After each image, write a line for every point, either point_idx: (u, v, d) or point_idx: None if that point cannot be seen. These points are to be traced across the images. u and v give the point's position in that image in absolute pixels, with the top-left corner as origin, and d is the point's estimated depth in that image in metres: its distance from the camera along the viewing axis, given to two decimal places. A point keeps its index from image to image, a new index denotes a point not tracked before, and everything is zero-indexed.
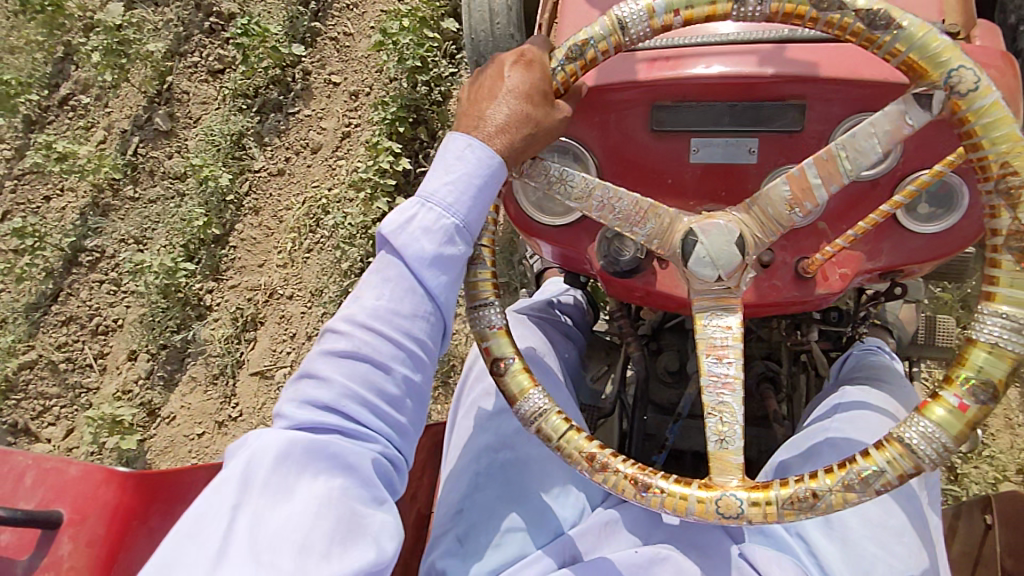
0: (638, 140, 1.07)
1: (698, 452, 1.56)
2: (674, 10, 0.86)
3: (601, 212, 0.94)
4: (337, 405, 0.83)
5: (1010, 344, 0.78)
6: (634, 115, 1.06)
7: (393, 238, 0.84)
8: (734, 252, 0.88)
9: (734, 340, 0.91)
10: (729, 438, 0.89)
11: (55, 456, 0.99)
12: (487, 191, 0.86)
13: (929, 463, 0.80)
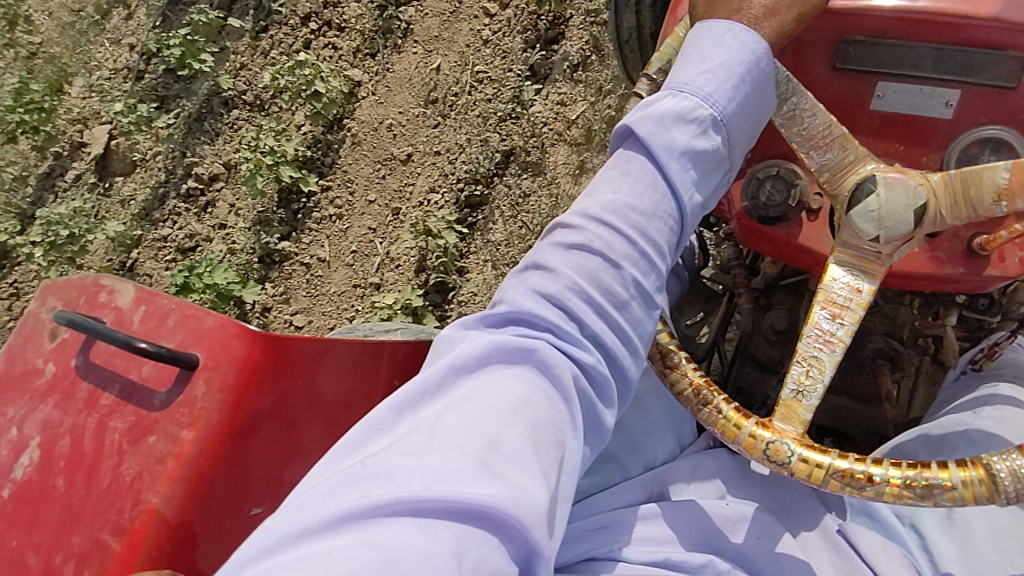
0: (813, 76, 0.96)
1: (790, 416, 1.51)
2: None
3: (785, 121, 0.88)
4: (563, 298, 0.76)
5: None
6: (817, 47, 0.95)
7: (639, 128, 0.79)
8: (909, 219, 0.83)
9: (858, 304, 0.85)
10: (809, 391, 0.83)
11: (197, 304, 0.96)
12: (756, 91, 0.81)
13: (984, 498, 0.74)
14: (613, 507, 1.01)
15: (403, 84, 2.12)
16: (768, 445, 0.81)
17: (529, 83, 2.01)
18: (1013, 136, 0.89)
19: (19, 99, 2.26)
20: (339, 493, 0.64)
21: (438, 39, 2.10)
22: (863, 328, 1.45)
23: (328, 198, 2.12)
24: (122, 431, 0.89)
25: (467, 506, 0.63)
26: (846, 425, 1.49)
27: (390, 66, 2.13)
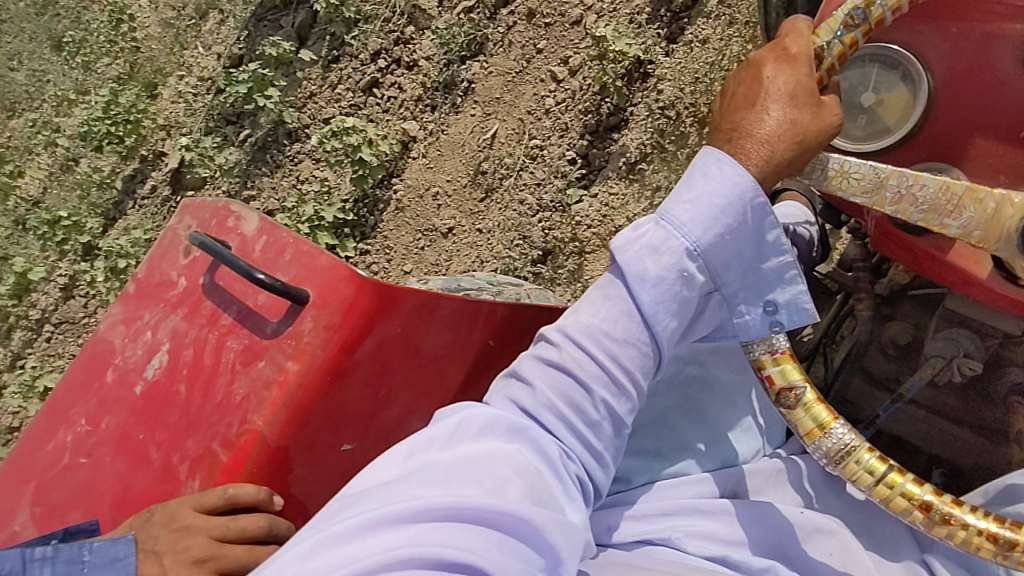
0: (1001, 70, 0.90)
1: (897, 439, 1.40)
2: None
3: (897, 204, 0.81)
4: (536, 414, 0.84)
5: None
6: (1007, 40, 0.90)
7: (619, 256, 0.82)
8: None
9: None
10: None
11: (312, 241, 0.99)
12: (741, 237, 0.82)
13: None
14: (691, 495, 1.02)
15: (455, 150, 2.03)
16: None
17: (575, 185, 1.92)
18: None
19: (109, 112, 2.21)
20: (370, 503, 0.78)
21: (498, 101, 2.01)
22: (1000, 357, 1.32)
23: (365, 262, 2.07)
24: (236, 351, 0.96)
25: (487, 515, 0.77)
26: (961, 459, 1.37)
27: (445, 128, 2.05)
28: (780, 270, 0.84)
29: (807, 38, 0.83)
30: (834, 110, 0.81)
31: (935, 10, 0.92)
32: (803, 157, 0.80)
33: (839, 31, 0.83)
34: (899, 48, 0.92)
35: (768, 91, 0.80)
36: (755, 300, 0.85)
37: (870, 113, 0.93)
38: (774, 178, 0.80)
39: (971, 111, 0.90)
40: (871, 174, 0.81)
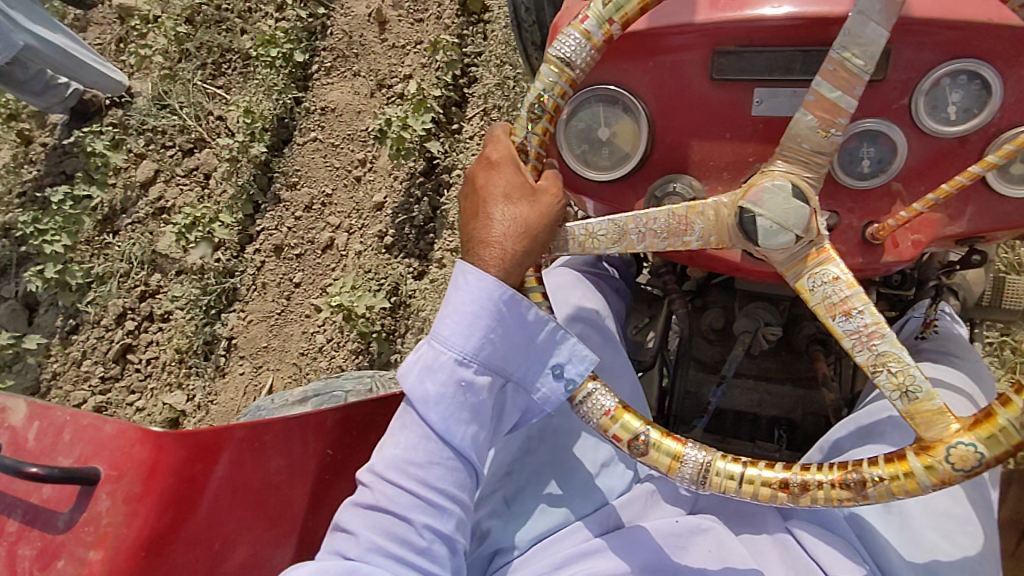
0: (695, 89, 1.00)
1: (739, 412, 1.57)
2: (608, 20, 0.83)
3: (645, 241, 0.85)
4: (361, 563, 0.84)
5: None
6: (693, 61, 0.99)
7: (403, 384, 0.86)
8: (799, 206, 0.78)
9: (851, 288, 0.80)
10: (914, 388, 0.77)
11: (91, 411, 0.90)
12: (506, 328, 0.85)
13: None
14: (571, 545, 1.02)
15: (229, 416, 2.10)
16: (949, 473, 0.74)
17: None
18: (889, 127, 0.88)
19: None
20: None
21: (265, 350, 2.13)
22: (795, 315, 1.49)
23: None
24: (30, 559, 0.83)
25: None
26: (792, 412, 1.55)
27: (214, 396, 2.12)
28: (553, 336, 0.88)
29: (505, 140, 0.87)
30: (551, 191, 0.85)
31: (627, 49, 1.00)
32: (539, 242, 0.83)
33: (529, 126, 0.86)
34: (614, 85, 1.01)
35: (487, 192, 0.84)
36: (543, 372, 0.89)
37: (611, 145, 1.04)
38: (519, 267, 0.84)
39: (683, 130, 1.02)
40: (612, 226, 0.85)
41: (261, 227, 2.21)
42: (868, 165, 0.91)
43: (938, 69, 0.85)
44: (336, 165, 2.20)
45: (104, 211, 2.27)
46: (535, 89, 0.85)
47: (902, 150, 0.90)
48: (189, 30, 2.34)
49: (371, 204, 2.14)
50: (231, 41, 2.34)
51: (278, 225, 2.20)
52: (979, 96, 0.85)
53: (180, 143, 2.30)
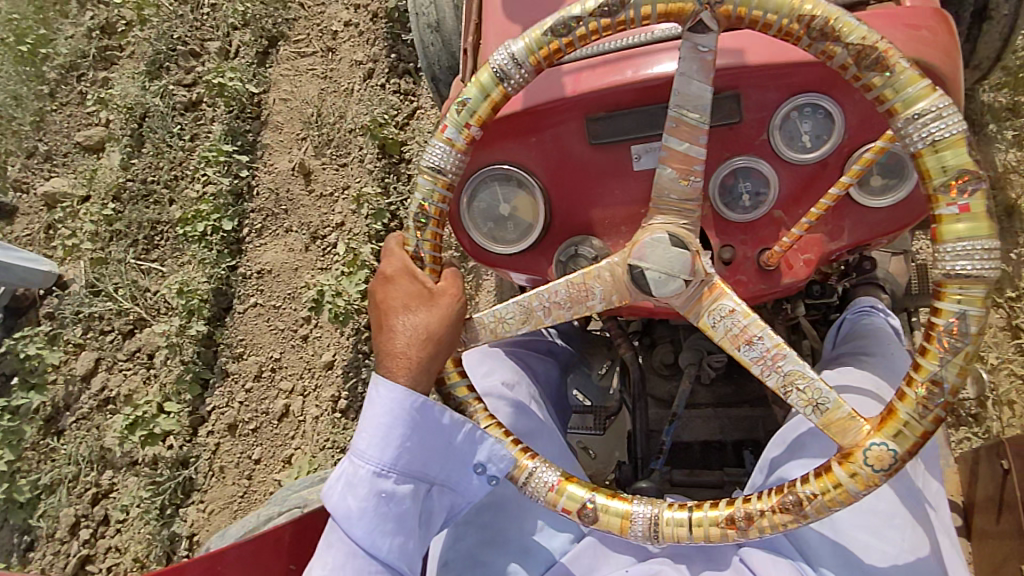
0: (578, 156, 1.06)
1: (704, 441, 1.61)
2: (466, 124, 0.89)
3: (552, 314, 0.91)
4: None
5: (970, 243, 0.70)
6: (570, 131, 1.05)
7: (328, 502, 0.90)
8: (680, 252, 0.83)
9: (747, 317, 0.84)
10: (822, 399, 0.80)
11: None
12: (419, 435, 0.89)
13: (992, 274, 0.70)
14: None
15: None
16: (870, 478, 0.77)
17: None
18: (754, 162, 0.97)
19: None
20: None
21: None
22: None
23: None
24: None
25: None
26: (753, 433, 1.59)
27: None
28: (471, 437, 0.92)
29: (399, 250, 0.93)
30: (447, 295, 0.90)
31: (509, 129, 1.07)
32: (445, 338, 0.89)
33: (418, 235, 0.92)
34: (506, 163, 1.08)
35: (388, 303, 0.90)
36: (468, 474, 0.95)
37: (514, 219, 1.10)
38: (430, 365, 0.88)
39: (576, 194, 1.08)
40: (516, 309, 0.92)
41: (212, 406, 2.18)
42: (749, 199, 0.99)
43: (782, 106, 0.94)
44: (280, 327, 2.21)
45: (47, 409, 2.25)
46: (418, 195, 0.92)
47: (773, 181, 0.98)
48: (117, 208, 2.37)
49: (321, 365, 2.15)
50: (161, 214, 2.36)
51: (229, 402, 2.18)
52: (825, 123, 0.94)
53: (118, 326, 2.29)
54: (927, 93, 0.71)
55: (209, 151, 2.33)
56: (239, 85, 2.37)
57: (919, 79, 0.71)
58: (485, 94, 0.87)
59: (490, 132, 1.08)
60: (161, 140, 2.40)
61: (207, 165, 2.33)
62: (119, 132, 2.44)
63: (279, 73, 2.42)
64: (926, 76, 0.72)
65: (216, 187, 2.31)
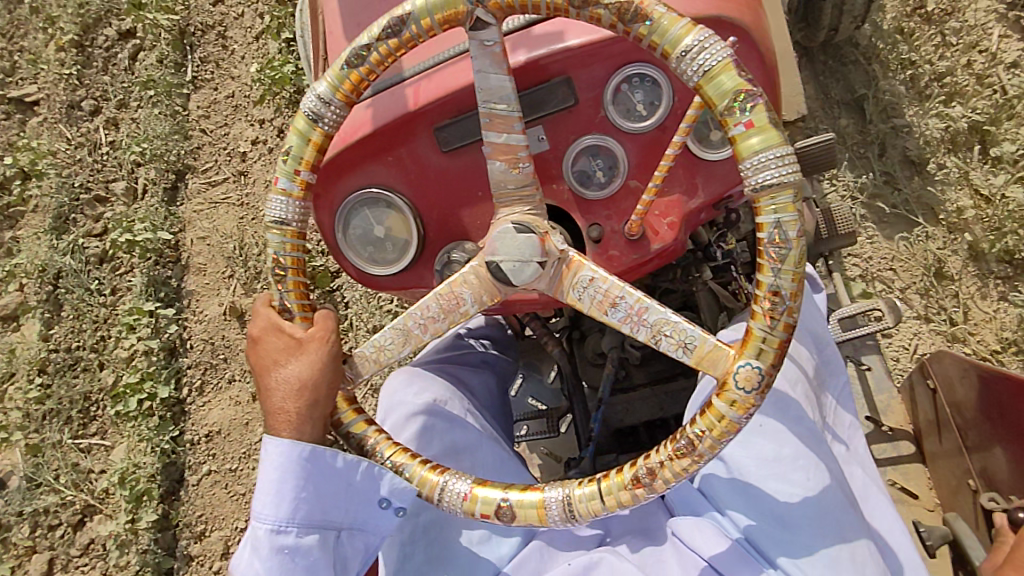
0: (435, 165, 1.07)
1: (648, 422, 1.62)
2: (295, 171, 0.92)
3: (430, 330, 0.92)
4: None
5: (765, 154, 0.74)
6: (421, 142, 1.06)
7: (237, 570, 0.92)
8: (527, 238, 0.85)
9: (608, 281, 0.85)
10: (689, 339, 0.82)
11: None
12: (315, 482, 0.91)
13: (792, 178, 0.74)
14: None
15: None
16: (750, 401, 0.79)
17: None
18: (598, 139, 1.00)
19: None
20: None
21: None
22: None
23: None
24: None
25: None
26: None
27: None
28: (370, 473, 0.92)
29: (264, 308, 0.95)
30: (316, 340, 0.91)
31: (363, 153, 1.07)
32: (323, 382, 0.90)
33: (280, 290, 0.94)
34: (368, 187, 1.09)
35: (263, 362, 0.92)
36: (374, 509, 0.95)
37: (391, 239, 1.11)
38: (314, 411, 0.90)
39: (442, 202, 1.09)
40: (395, 332, 0.93)
41: None
42: (603, 174, 1.02)
43: (611, 80, 0.98)
44: (240, 492, 2.08)
45: None
46: (272, 248, 0.93)
47: (620, 155, 1.01)
48: (46, 382, 2.20)
49: None
50: (93, 383, 2.19)
51: None
52: (655, 90, 0.98)
53: (67, 518, 2.11)
54: (689, 29, 0.76)
55: (129, 314, 2.20)
56: (151, 237, 2.24)
57: (679, 20, 0.76)
58: (305, 138, 0.91)
59: (345, 161, 1.08)
60: (79, 301, 2.23)
61: (137, 319, 2.19)
62: (34, 298, 2.26)
63: (191, 209, 2.30)
64: (684, 15, 0.77)
65: (147, 354, 2.17)
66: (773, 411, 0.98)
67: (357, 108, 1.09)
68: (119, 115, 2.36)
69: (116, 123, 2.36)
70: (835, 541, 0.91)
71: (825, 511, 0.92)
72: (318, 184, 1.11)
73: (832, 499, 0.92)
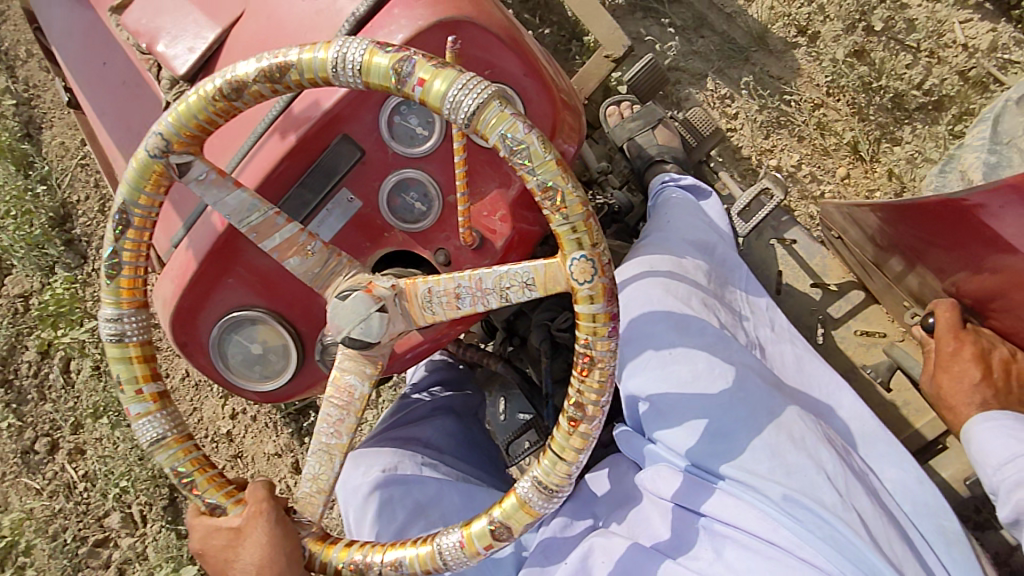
0: (273, 266, 1.09)
1: None
2: (138, 390, 0.90)
3: (333, 432, 0.91)
4: None
5: (455, 100, 0.76)
6: (249, 251, 1.08)
7: None
8: (354, 298, 0.88)
9: (444, 281, 0.87)
10: (526, 278, 0.83)
11: None
12: None
13: (482, 92, 0.76)
14: None
15: None
16: (600, 283, 0.78)
17: None
18: (400, 175, 1.04)
19: None
20: None
21: None
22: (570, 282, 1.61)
23: None
24: None
25: None
26: None
27: None
28: None
29: (196, 518, 0.89)
30: (252, 521, 0.86)
31: (204, 287, 1.08)
32: (284, 552, 0.85)
33: (203, 496, 0.89)
34: (225, 315, 1.10)
35: (224, 567, 0.87)
36: None
37: (272, 349, 1.12)
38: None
39: (297, 295, 1.10)
40: (318, 455, 0.91)
41: None
42: (421, 204, 1.05)
43: (382, 119, 1.01)
44: None
45: None
46: (167, 465, 0.90)
47: (427, 179, 1.04)
48: None
49: None
50: None
51: None
52: (424, 109, 1.01)
53: None
54: (325, 47, 0.79)
55: None
56: None
57: (310, 47, 0.80)
58: (128, 356, 0.90)
59: (192, 302, 1.09)
60: None
61: None
62: None
63: None
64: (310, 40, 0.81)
65: None
66: (680, 335, 1.03)
67: (177, 251, 1.09)
68: (78, 442, 2.09)
69: (76, 458, 2.09)
70: (770, 431, 0.97)
71: (760, 406, 0.98)
72: (177, 334, 1.11)
73: (754, 390, 0.99)
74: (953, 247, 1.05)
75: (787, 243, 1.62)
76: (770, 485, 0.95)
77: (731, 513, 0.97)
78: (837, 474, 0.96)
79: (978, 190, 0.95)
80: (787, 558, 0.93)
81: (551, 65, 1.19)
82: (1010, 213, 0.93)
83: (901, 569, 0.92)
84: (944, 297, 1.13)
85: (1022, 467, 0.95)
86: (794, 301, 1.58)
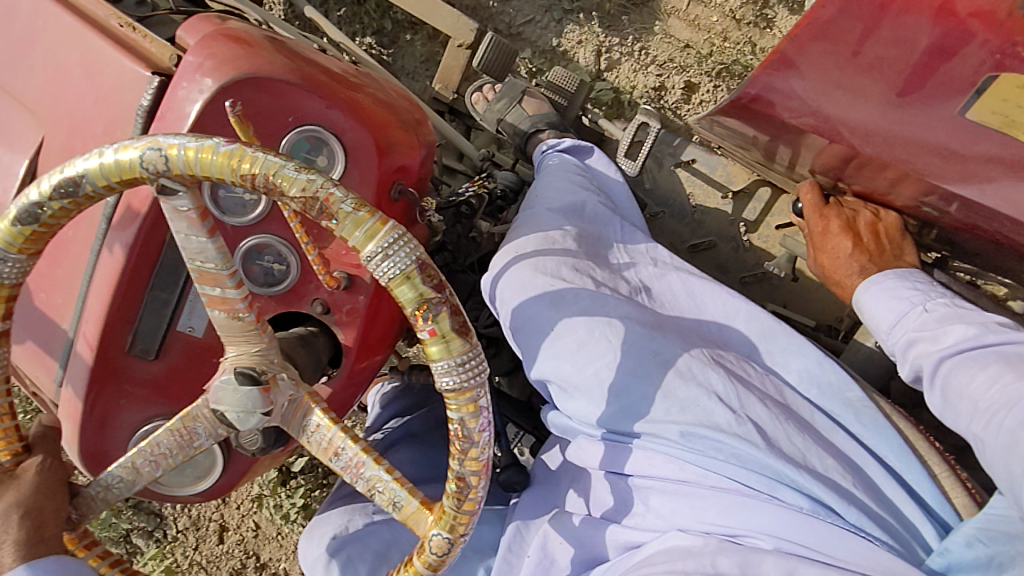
0: (161, 372, 1.07)
1: None
2: None
3: (158, 464, 0.88)
4: None
5: (444, 379, 0.75)
6: (132, 365, 1.06)
7: None
8: (250, 389, 0.82)
9: (330, 428, 0.85)
10: (397, 497, 0.84)
11: None
12: None
13: (473, 382, 0.75)
14: None
15: None
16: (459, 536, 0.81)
17: None
18: (246, 245, 1.02)
19: None
20: None
21: None
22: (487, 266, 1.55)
23: None
24: None
25: None
26: None
27: None
28: None
29: None
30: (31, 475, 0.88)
31: (100, 416, 1.06)
32: (45, 500, 0.87)
33: None
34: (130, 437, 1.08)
35: None
36: None
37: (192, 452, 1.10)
38: (45, 529, 0.86)
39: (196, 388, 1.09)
40: (123, 470, 0.89)
41: None
42: (279, 264, 1.04)
43: (205, 195, 1.00)
44: None
45: None
46: None
47: (276, 240, 1.03)
48: None
49: None
50: None
51: None
52: None
53: None
54: (372, 233, 0.71)
55: None
56: None
57: (362, 217, 0.71)
58: None
59: (92, 436, 1.06)
60: None
61: None
62: None
63: None
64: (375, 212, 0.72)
65: None
66: (555, 309, 1.08)
67: (61, 391, 1.07)
68: None
69: None
70: (657, 376, 1.03)
71: (637, 351, 1.04)
72: (95, 471, 1.09)
73: (634, 340, 1.04)
74: (779, 138, 1.09)
75: (687, 164, 1.61)
76: (666, 427, 1.01)
77: (643, 465, 1.03)
78: (727, 393, 1.01)
79: (750, 82, 0.99)
80: (701, 490, 0.98)
81: (366, 79, 1.18)
82: (779, 98, 0.97)
83: (804, 462, 0.96)
84: (808, 180, 1.17)
85: (906, 324, 0.99)
86: (710, 218, 1.60)
